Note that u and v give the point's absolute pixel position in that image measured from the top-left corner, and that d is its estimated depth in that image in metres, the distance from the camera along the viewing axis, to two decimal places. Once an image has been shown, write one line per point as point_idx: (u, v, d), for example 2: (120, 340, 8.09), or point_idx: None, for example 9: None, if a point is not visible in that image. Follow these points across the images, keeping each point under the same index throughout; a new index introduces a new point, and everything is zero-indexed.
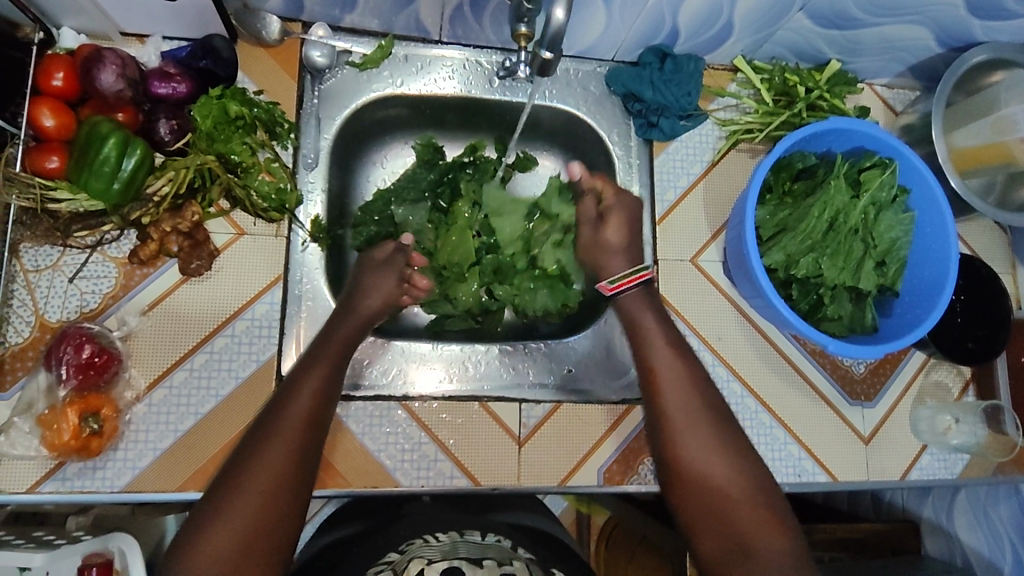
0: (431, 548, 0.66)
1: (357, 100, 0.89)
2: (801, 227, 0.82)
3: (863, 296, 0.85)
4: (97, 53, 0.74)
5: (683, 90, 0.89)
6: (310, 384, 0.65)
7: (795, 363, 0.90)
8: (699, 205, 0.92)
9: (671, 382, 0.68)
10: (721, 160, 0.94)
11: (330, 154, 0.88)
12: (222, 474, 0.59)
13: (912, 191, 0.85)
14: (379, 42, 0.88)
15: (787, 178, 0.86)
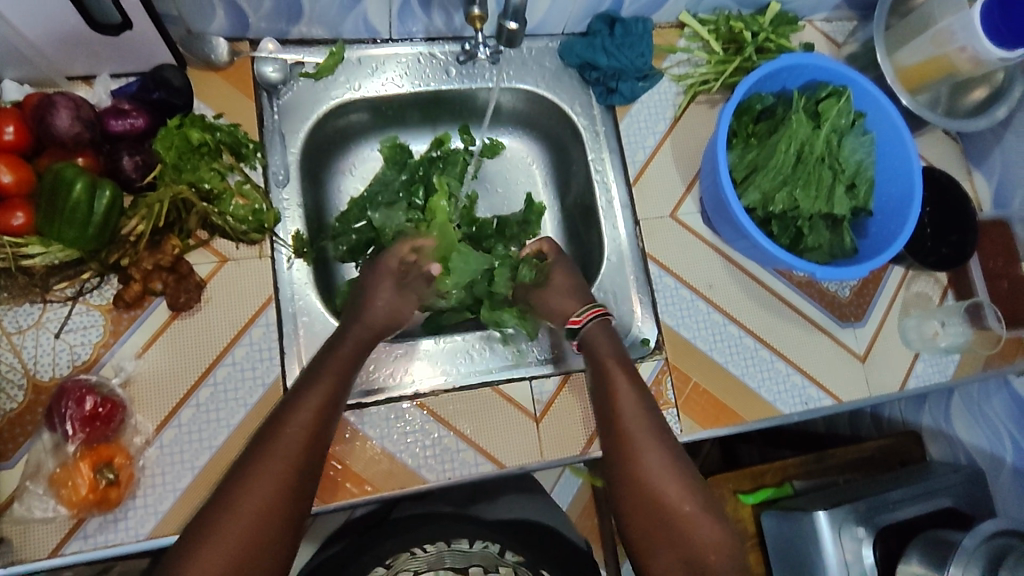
0: (417, 560, 0.81)
1: (318, 110, 0.88)
2: (772, 164, 0.85)
3: (838, 222, 0.88)
4: (48, 99, 0.72)
5: (637, 49, 0.90)
6: (309, 406, 0.68)
7: (785, 297, 0.92)
8: (670, 161, 0.94)
9: (636, 423, 0.75)
10: (683, 115, 0.96)
11: (300, 168, 0.87)
12: (198, 523, 0.62)
13: (868, 114, 0.88)
14: (330, 49, 0.88)
15: (749, 121, 0.89)
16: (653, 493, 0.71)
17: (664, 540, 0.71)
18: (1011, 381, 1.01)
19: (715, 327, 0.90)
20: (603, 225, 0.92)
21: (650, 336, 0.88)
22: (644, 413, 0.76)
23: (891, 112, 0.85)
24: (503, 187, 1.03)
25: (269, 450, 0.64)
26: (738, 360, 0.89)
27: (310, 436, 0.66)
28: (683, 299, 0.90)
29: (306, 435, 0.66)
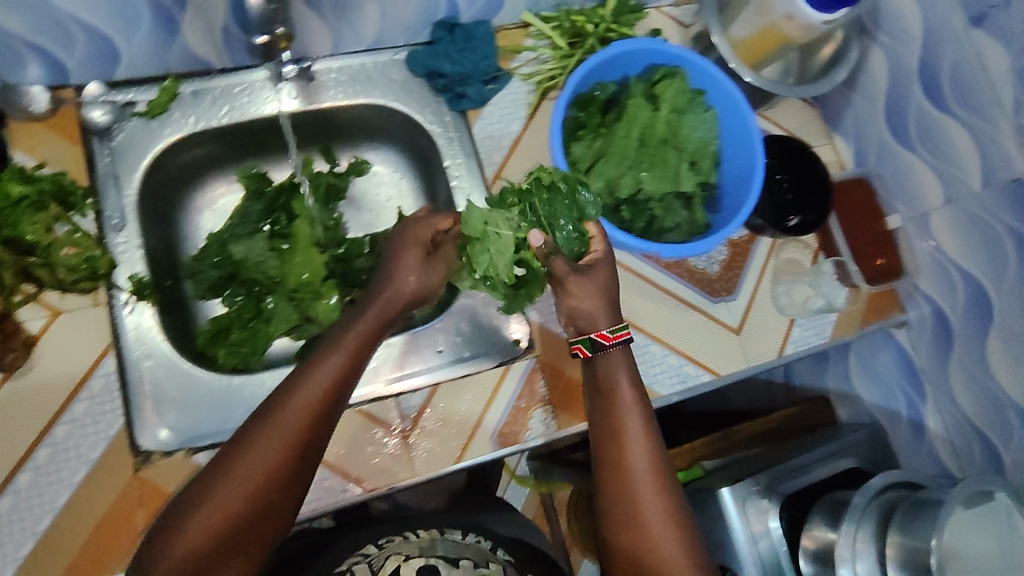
0: (408, 545, 0.77)
1: (152, 144, 0.86)
2: (614, 150, 0.86)
3: (691, 199, 0.89)
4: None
5: (477, 52, 0.91)
6: (285, 425, 0.60)
7: (654, 279, 0.92)
8: (525, 159, 0.94)
9: (643, 474, 0.67)
10: (536, 112, 0.96)
11: (139, 211, 0.84)
12: (167, 522, 0.58)
13: (707, 90, 0.88)
14: (161, 85, 0.86)
15: (594, 111, 0.88)
16: (644, 542, 0.65)
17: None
18: (894, 333, 0.97)
19: None
20: None
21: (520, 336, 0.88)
22: (648, 454, 0.68)
23: (721, 84, 0.86)
24: (373, 205, 1.02)
25: (239, 473, 0.58)
26: None
27: (278, 463, 0.59)
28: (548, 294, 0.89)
29: (280, 460, 0.59)
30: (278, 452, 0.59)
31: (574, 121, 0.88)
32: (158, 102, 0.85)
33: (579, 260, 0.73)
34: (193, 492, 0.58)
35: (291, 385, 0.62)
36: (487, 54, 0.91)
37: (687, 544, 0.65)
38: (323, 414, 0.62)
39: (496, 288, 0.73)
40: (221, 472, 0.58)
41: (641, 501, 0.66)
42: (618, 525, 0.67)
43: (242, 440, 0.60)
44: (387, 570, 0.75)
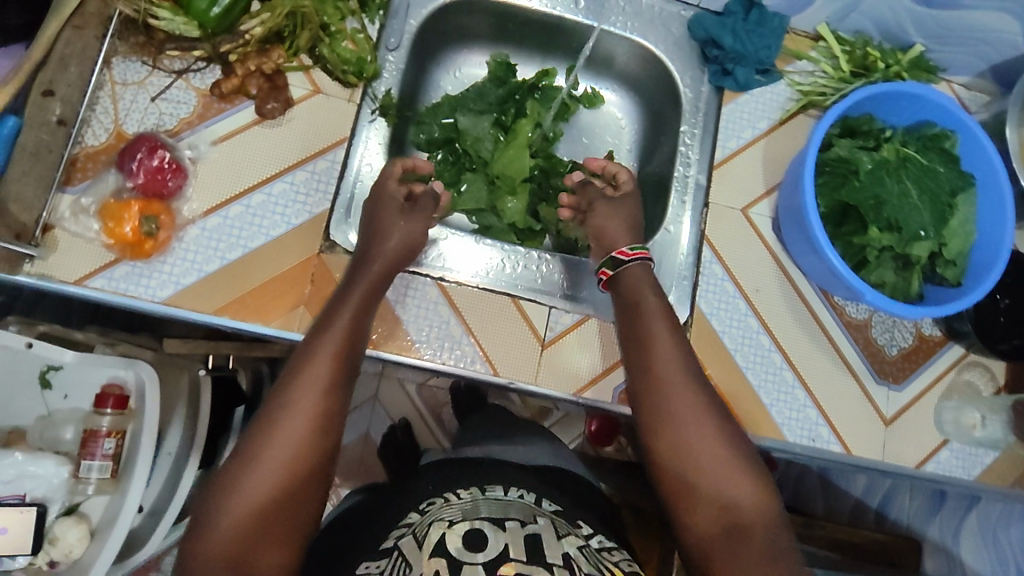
0: (452, 510, 0.68)
1: (636, 142, 1.06)
2: (905, 212, 0.80)
3: (910, 265, 0.82)
4: (459, 98, 1.00)
5: (921, 106, 0.83)
6: (326, 349, 0.67)
7: (856, 372, 0.90)
8: (765, 165, 0.93)
9: (683, 380, 0.69)
10: (789, 121, 0.95)
11: (624, 190, 1.04)
12: (234, 459, 0.62)
13: (997, 222, 0.81)
14: (663, 93, 1.00)
15: (924, 180, 0.81)
16: (694, 463, 0.66)
17: (697, 502, 0.65)
18: None
19: (901, 444, 0.89)
20: (878, 330, 0.91)
21: (870, 434, 0.88)
22: (688, 380, 0.70)
23: None
24: None
25: (297, 407, 0.63)
26: (811, 434, 0.87)
27: (323, 412, 0.64)
28: (877, 393, 0.90)
29: (313, 446, 0.63)
30: (308, 412, 0.63)
31: (902, 177, 0.81)
32: (650, 99, 1.03)
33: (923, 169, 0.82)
34: (259, 426, 0.63)
35: (638, 300, 0.76)
36: (932, 113, 0.84)
37: (738, 451, 0.67)
38: (342, 376, 0.67)
39: (837, 172, 0.83)
40: (308, 358, 0.66)
41: (689, 422, 0.67)
42: (679, 446, 0.67)
43: (334, 318, 0.70)
44: (431, 541, 0.63)
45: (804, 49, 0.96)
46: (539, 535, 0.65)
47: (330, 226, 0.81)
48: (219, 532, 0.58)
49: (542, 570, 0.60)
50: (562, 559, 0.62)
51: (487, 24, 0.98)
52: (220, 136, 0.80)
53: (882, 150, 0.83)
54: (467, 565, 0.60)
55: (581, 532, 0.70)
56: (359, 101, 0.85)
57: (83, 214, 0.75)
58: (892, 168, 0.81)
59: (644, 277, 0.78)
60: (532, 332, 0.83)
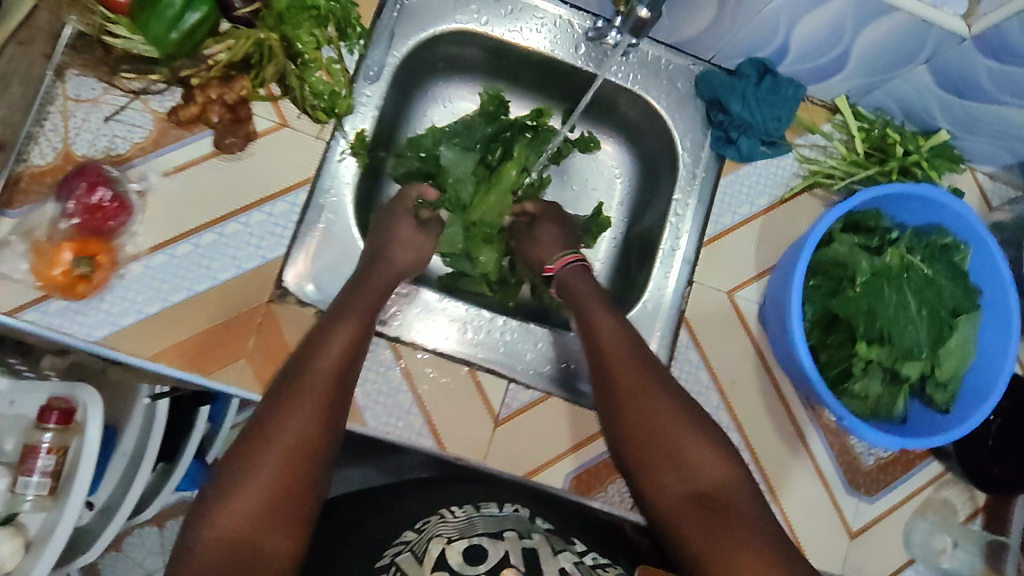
0: (447, 525, 0.59)
1: (629, 195, 0.99)
2: (899, 328, 0.74)
3: (898, 380, 0.77)
4: (446, 130, 0.93)
5: (934, 209, 0.77)
6: (339, 336, 0.67)
7: (826, 479, 0.85)
8: (760, 245, 0.87)
9: (622, 350, 0.71)
10: (792, 199, 0.88)
11: (609, 245, 0.99)
12: (237, 448, 0.60)
13: (996, 351, 0.75)
14: (662, 150, 0.93)
15: (925, 295, 0.75)
16: (644, 429, 0.66)
17: (657, 468, 0.65)
18: None
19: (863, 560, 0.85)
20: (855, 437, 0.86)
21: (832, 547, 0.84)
22: (627, 349, 0.71)
23: None
24: None
25: (304, 390, 0.62)
26: None
27: (330, 398, 0.62)
28: (846, 503, 0.85)
29: (321, 432, 0.61)
30: (313, 397, 0.62)
31: (904, 288, 0.75)
32: (650, 153, 0.96)
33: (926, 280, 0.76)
34: (264, 412, 0.61)
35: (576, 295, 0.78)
36: (945, 219, 0.77)
37: (687, 414, 0.67)
38: (351, 361, 0.66)
39: (834, 274, 0.77)
40: (318, 343, 0.65)
41: (633, 392, 0.68)
42: (628, 419, 0.67)
43: (347, 310, 0.70)
44: (432, 555, 0.54)
45: (818, 121, 0.89)
46: (533, 548, 0.57)
47: (282, 274, 0.76)
48: (223, 518, 0.56)
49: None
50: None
51: (482, 56, 0.91)
52: (173, 166, 0.74)
53: (888, 256, 0.76)
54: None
55: (576, 550, 0.62)
56: (328, 140, 0.79)
57: (13, 249, 0.70)
58: (893, 278, 0.75)
59: (575, 278, 0.80)
60: (486, 406, 0.81)
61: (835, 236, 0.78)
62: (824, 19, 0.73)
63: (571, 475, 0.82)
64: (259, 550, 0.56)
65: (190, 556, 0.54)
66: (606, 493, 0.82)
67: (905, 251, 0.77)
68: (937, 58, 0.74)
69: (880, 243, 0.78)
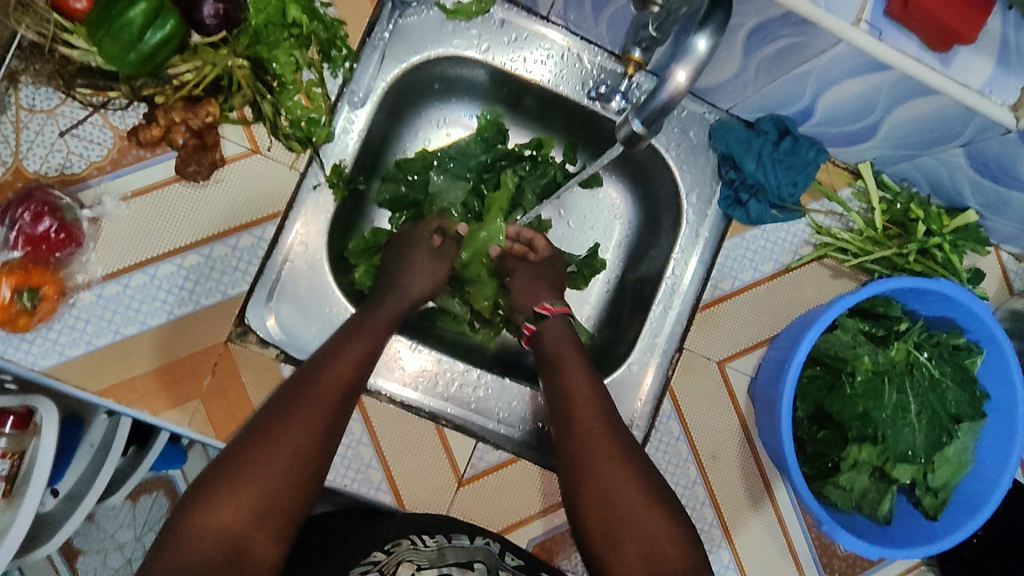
0: (420, 555, 0.62)
1: (627, 239, 0.93)
2: (894, 429, 0.69)
3: (887, 479, 0.73)
4: (439, 154, 0.87)
5: (950, 306, 0.71)
6: (351, 350, 0.67)
7: (801, 562, 0.81)
8: (757, 313, 0.81)
9: (593, 409, 0.68)
10: (800, 267, 0.82)
11: (600, 291, 0.93)
12: (235, 448, 0.58)
13: (996, 469, 0.70)
14: (665, 198, 0.86)
15: (926, 399, 0.71)
16: (610, 491, 0.62)
17: (614, 535, 0.61)
18: None
19: None
20: None
21: None
22: (598, 408, 0.68)
23: None
24: None
25: (317, 399, 0.62)
26: None
27: (339, 410, 0.63)
28: None
29: (325, 441, 0.61)
30: (324, 407, 0.62)
31: (906, 391, 0.70)
32: (654, 197, 0.88)
33: (932, 385, 0.71)
34: (270, 412, 0.61)
35: (554, 351, 0.75)
36: (960, 317, 0.71)
37: (651, 480, 0.64)
38: (358, 376, 0.66)
39: (832, 362, 0.72)
40: (335, 355, 0.66)
41: (601, 452, 0.65)
42: (590, 480, 0.64)
43: (364, 323, 0.71)
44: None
45: (838, 184, 0.83)
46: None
47: (245, 311, 0.72)
48: (215, 511, 0.55)
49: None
50: None
51: (482, 80, 0.85)
52: (131, 190, 0.69)
53: (893, 351, 0.72)
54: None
55: None
56: (302, 170, 0.73)
57: None
58: (894, 373, 0.71)
59: (565, 331, 0.77)
60: (451, 464, 0.75)
61: (840, 320, 0.72)
62: (852, 88, 0.67)
63: (537, 540, 0.76)
64: (250, 552, 0.55)
65: (181, 546, 0.53)
66: (571, 561, 0.77)
67: (910, 345, 0.72)
68: (975, 144, 0.67)
69: (884, 331, 0.73)
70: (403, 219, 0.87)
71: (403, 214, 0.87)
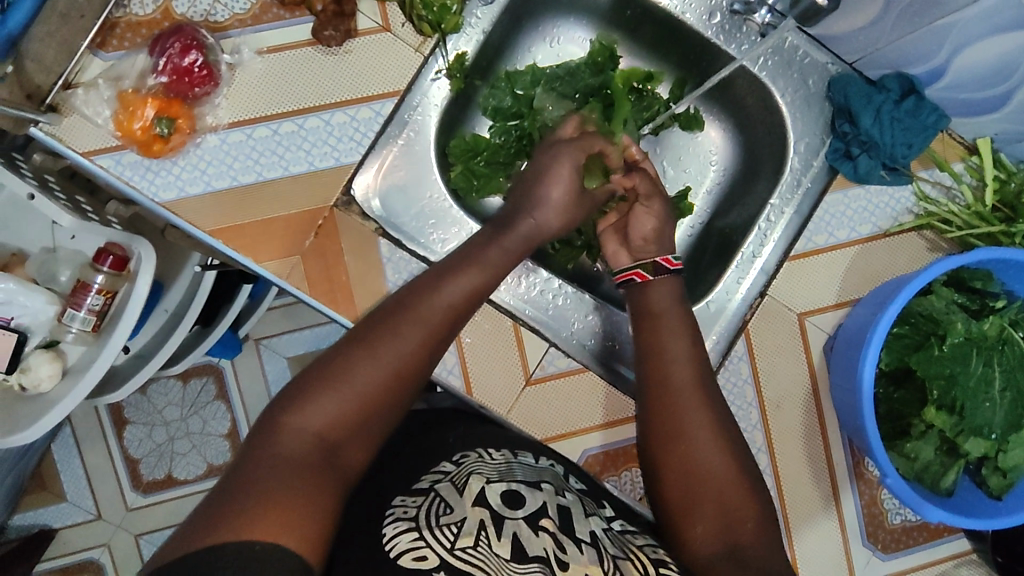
0: (487, 467, 0.65)
1: (719, 185, 0.93)
2: (974, 399, 0.68)
3: (957, 454, 0.71)
4: (545, 72, 0.86)
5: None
6: (461, 277, 0.67)
7: (845, 524, 0.81)
8: (842, 270, 0.80)
9: (689, 378, 0.69)
10: (898, 235, 0.81)
11: (683, 232, 0.93)
12: (336, 358, 0.60)
13: None
14: (769, 147, 0.86)
15: (1011, 375, 0.70)
16: (695, 461, 0.65)
17: (691, 503, 0.64)
18: None
19: None
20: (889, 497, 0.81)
21: None
22: (696, 378, 0.69)
23: None
24: None
25: (419, 322, 0.63)
26: None
27: (438, 337, 0.64)
28: (859, 553, 0.81)
29: (419, 365, 0.62)
30: (426, 331, 0.63)
31: (991, 363, 0.69)
32: (756, 146, 0.88)
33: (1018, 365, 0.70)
34: (372, 330, 0.62)
35: (652, 305, 0.75)
36: None
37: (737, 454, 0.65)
38: (466, 307, 0.67)
39: (918, 328, 0.71)
40: (444, 281, 0.66)
41: (697, 426, 0.66)
42: (681, 447, 0.65)
43: (479, 248, 0.70)
44: (471, 489, 0.61)
45: (951, 157, 0.81)
46: (566, 508, 0.63)
47: (352, 181, 0.75)
48: (311, 416, 0.57)
49: (569, 539, 0.59)
50: (588, 536, 0.60)
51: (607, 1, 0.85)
52: (268, 46, 0.72)
53: (985, 325, 0.70)
54: (509, 522, 0.58)
55: (604, 515, 0.67)
56: (427, 55, 0.75)
57: (95, 94, 0.70)
58: (982, 344, 0.69)
59: (665, 291, 0.76)
60: (522, 362, 0.78)
61: (934, 285, 0.71)
62: (994, 49, 0.65)
63: (590, 453, 0.78)
64: (341, 455, 0.57)
65: (282, 436, 0.55)
66: (619, 478, 0.79)
67: (1001, 322, 0.70)
68: None
69: (977, 305, 0.72)
70: (505, 126, 0.86)
71: (506, 122, 0.87)
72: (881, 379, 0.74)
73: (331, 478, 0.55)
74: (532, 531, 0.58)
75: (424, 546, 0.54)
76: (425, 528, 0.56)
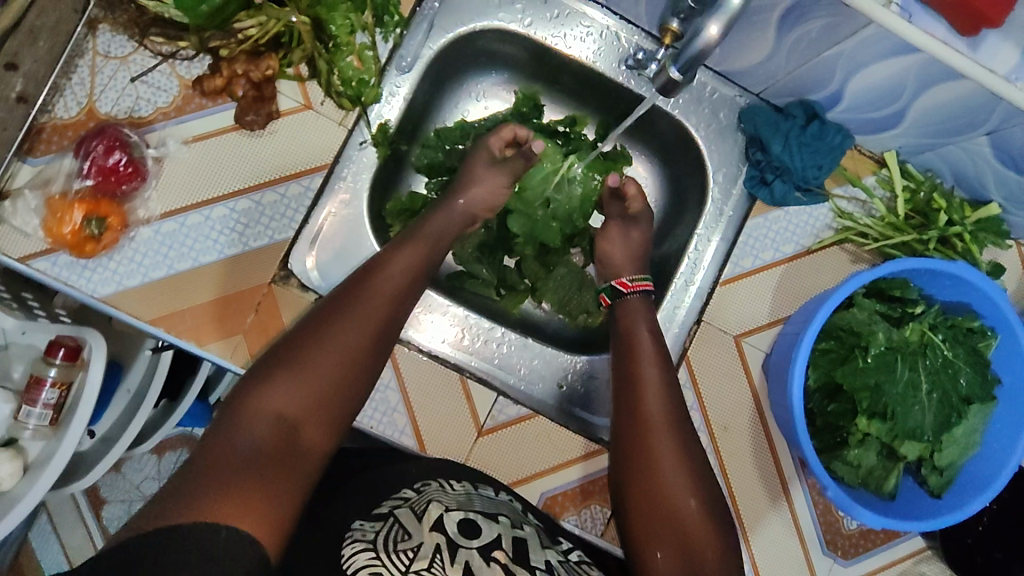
0: (446, 496, 0.65)
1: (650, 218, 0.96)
2: (904, 407, 0.72)
3: (895, 457, 0.74)
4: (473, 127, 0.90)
5: (967, 291, 0.73)
6: (402, 260, 0.68)
7: (803, 534, 0.83)
8: (771, 290, 0.84)
9: (658, 408, 0.69)
10: (820, 251, 0.84)
11: None
12: (284, 347, 0.59)
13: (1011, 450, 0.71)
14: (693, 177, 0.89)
15: (940, 376, 0.73)
16: (658, 488, 0.65)
17: (654, 527, 0.65)
18: None
19: None
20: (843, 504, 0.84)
21: None
22: (664, 403, 0.70)
23: None
24: None
25: (365, 303, 0.63)
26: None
27: (388, 315, 0.64)
28: (821, 561, 0.83)
29: (372, 341, 0.61)
30: (374, 308, 0.63)
31: (918, 367, 0.72)
32: (681, 178, 0.92)
33: (945, 367, 0.73)
34: (319, 314, 0.61)
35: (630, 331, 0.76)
36: (975, 301, 0.74)
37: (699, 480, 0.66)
38: (411, 286, 0.67)
39: (846, 339, 0.74)
40: (386, 263, 0.67)
41: (665, 454, 0.67)
42: (649, 473, 0.66)
43: (413, 241, 0.71)
44: (431, 515, 0.61)
45: (862, 172, 0.85)
46: (523, 538, 0.64)
47: (288, 256, 0.77)
48: (265, 400, 0.55)
49: (522, 569, 0.60)
50: (544, 564, 0.62)
51: (523, 56, 0.89)
52: (193, 135, 0.74)
53: (907, 331, 0.74)
54: (463, 551, 0.59)
55: (560, 548, 0.68)
56: (350, 127, 0.78)
57: (24, 205, 0.71)
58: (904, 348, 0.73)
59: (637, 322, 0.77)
60: (472, 413, 0.79)
61: (857, 298, 0.74)
62: (879, 74, 0.69)
63: (548, 494, 0.79)
64: (303, 437, 0.55)
65: (240, 421, 0.54)
66: (580, 516, 0.80)
67: (921, 326, 0.74)
68: (1001, 134, 0.69)
69: (898, 314, 0.75)
70: (437, 182, 0.89)
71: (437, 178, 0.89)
72: (824, 394, 0.76)
73: (292, 465, 0.53)
74: (484, 561, 0.58)
75: (379, 563, 0.54)
76: (382, 550, 0.56)
